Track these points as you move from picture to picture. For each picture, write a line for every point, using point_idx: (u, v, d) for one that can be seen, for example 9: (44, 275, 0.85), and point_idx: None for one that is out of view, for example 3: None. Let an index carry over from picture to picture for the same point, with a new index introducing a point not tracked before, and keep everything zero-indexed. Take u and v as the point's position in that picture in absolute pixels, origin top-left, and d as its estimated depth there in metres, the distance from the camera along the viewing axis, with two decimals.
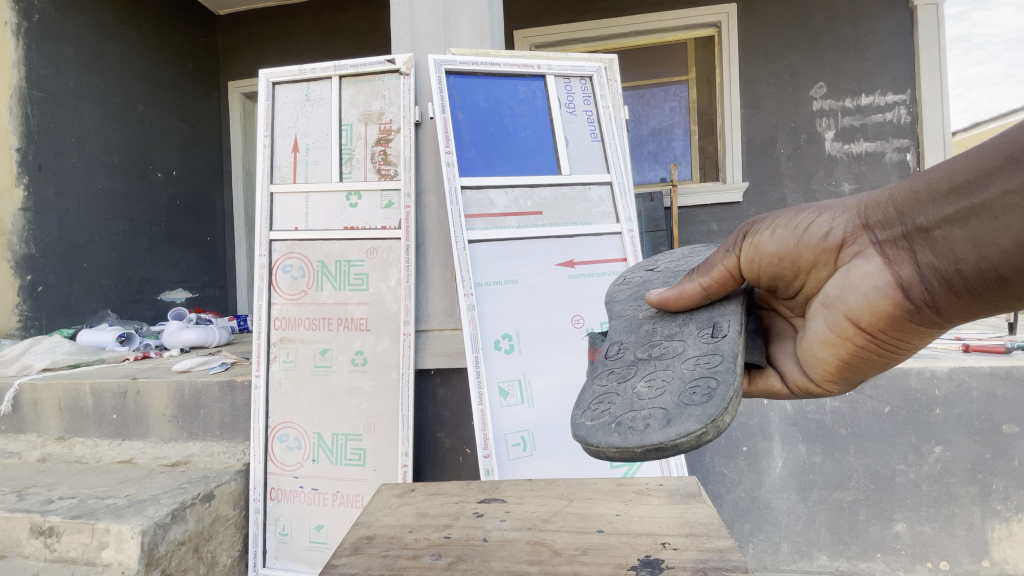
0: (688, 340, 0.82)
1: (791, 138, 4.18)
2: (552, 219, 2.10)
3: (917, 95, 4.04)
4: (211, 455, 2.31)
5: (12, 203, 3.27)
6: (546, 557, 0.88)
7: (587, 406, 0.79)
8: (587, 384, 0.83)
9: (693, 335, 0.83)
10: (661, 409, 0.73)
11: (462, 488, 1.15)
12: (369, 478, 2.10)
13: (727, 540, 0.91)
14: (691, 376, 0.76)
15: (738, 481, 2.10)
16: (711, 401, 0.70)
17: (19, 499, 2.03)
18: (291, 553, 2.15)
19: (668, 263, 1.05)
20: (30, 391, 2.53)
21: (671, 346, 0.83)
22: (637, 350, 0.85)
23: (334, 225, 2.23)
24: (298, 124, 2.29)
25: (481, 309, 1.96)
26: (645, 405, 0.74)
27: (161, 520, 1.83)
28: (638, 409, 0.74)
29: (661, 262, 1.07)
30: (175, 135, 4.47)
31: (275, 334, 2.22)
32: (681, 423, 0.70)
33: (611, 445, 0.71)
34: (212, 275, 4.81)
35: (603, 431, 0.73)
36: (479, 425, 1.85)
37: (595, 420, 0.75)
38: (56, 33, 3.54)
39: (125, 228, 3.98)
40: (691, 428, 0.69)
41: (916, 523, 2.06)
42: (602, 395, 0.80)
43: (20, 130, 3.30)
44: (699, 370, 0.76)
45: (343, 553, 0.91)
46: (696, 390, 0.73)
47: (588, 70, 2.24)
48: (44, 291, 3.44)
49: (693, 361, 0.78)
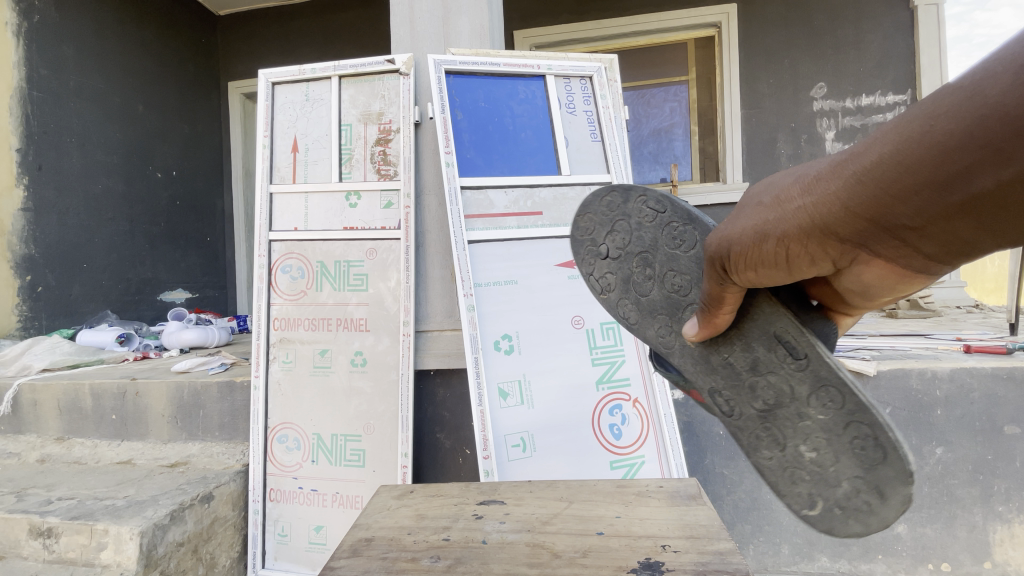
0: (778, 372, 0.75)
1: (792, 138, 4.18)
2: (552, 220, 2.10)
3: (918, 96, 4.03)
4: (210, 456, 2.31)
5: (12, 203, 3.27)
6: (546, 560, 0.88)
7: (784, 492, 0.79)
8: (755, 463, 0.81)
9: (783, 365, 0.74)
10: (852, 474, 0.72)
11: (462, 490, 1.15)
12: (369, 479, 2.10)
13: (727, 542, 0.90)
14: (836, 423, 0.72)
15: (739, 482, 2.10)
16: (891, 455, 0.68)
17: (19, 500, 2.03)
18: (290, 554, 2.14)
19: (614, 241, 0.90)
20: (30, 392, 2.52)
21: (776, 387, 0.76)
22: (745, 399, 0.80)
23: (334, 225, 2.23)
24: (298, 124, 2.28)
25: (480, 310, 1.96)
26: (834, 474, 0.73)
27: (161, 521, 1.83)
28: (832, 481, 0.74)
29: (602, 237, 0.91)
30: (175, 135, 4.47)
31: (275, 334, 2.22)
32: (884, 484, 0.69)
33: (855, 532, 0.74)
34: (212, 275, 4.81)
35: (832, 519, 0.75)
36: (479, 426, 1.85)
37: (814, 511, 0.76)
38: (57, 33, 3.54)
39: (125, 228, 3.98)
40: (892, 485, 0.69)
41: (917, 525, 2.05)
42: (783, 470, 0.78)
43: (20, 130, 3.30)
44: (835, 413, 0.72)
45: (342, 555, 0.91)
46: (859, 441, 0.70)
47: (588, 70, 2.24)
48: (44, 291, 3.43)
49: (819, 403, 0.73)
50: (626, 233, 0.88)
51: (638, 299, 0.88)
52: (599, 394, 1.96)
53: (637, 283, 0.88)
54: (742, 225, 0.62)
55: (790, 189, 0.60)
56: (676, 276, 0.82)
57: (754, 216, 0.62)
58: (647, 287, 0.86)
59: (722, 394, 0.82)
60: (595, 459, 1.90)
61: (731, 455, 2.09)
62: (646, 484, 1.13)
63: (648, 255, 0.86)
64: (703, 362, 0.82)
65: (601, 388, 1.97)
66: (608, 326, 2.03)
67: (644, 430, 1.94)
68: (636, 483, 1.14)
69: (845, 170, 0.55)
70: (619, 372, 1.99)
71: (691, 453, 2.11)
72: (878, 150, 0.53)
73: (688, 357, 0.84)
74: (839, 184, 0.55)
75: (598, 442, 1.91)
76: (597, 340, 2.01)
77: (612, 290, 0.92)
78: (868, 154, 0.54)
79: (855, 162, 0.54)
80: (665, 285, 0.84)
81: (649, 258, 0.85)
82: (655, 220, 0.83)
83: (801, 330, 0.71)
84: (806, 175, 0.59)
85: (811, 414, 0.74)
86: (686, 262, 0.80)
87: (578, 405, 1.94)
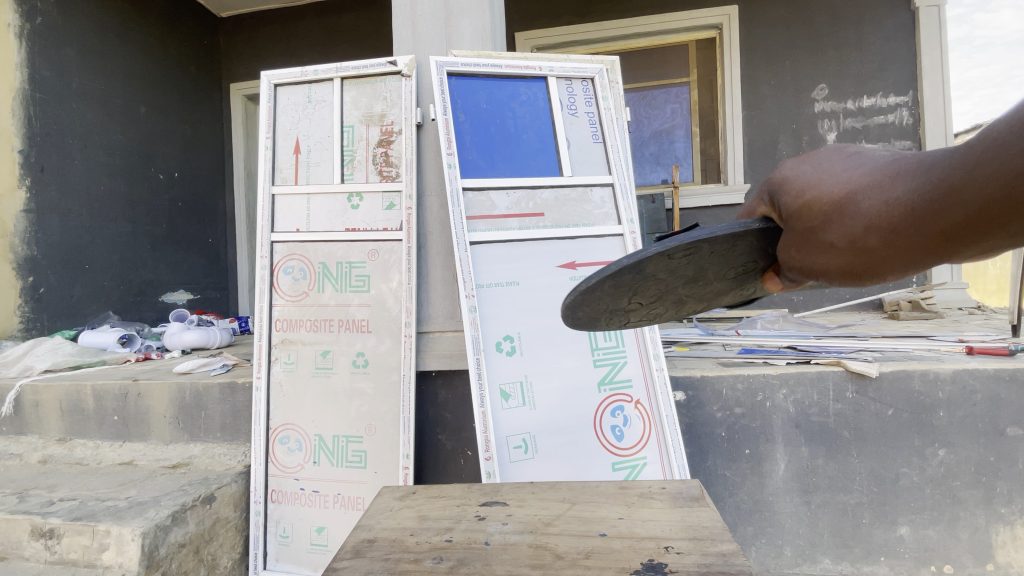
0: None
1: (793, 140, 4.18)
2: (554, 221, 2.10)
3: (919, 97, 4.03)
4: (212, 457, 2.31)
5: (14, 205, 3.27)
6: (548, 561, 0.87)
7: None
8: None
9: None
10: None
11: (463, 491, 1.15)
12: (370, 481, 2.10)
13: (730, 544, 0.90)
14: None
15: (741, 484, 2.09)
16: None
17: (20, 501, 2.03)
18: (291, 556, 2.14)
19: (643, 297, 0.84)
20: (32, 393, 2.53)
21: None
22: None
23: (335, 226, 2.23)
24: (299, 126, 2.29)
25: (482, 311, 1.96)
26: None
27: (162, 522, 1.83)
28: None
29: (628, 303, 0.84)
30: (177, 137, 4.48)
31: (276, 336, 2.22)
32: None
33: None
34: (214, 276, 4.82)
35: None
36: (480, 428, 1.84)
37: None
38: (60, 35, 3.55)
39: (127, 230, 3.98)
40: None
41: (919, 527, 2.05)
42: None
43: (23, 132, 3.31)
44: None
45: (343, 556, 0.91)
46: None
47: (589, 71, 2.24)
48: (46, 292, 3.44)
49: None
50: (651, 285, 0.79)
51: (702, 298, 0.86)
52: (601, 395, 1.96)
53: (695, 293, 0.85)
54: (820, 265, 0.69)
55: (862, 232, 0.65)
56: (740, 267, 0.78)
57: (829, 256, 0.68)
58: (708, 288, 0.83)
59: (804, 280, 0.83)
60: (597, 461, 1.90)
61: (733, 456, 2.09)
62: (648, 486, 1.13)
63: (692, 278, 0.80)
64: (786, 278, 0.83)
65: (602, 389, 1.97)
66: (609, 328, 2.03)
67: (645, 432, 1.94)
68: (638, 485, 1.13)
69: (923, 228, 0.61)
70: (621, 373, 1.99)
71: (692, 454, 2.10)
72: (954, 211, 0.59)
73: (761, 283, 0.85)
74: (916, 239, 0.62)
75: (599, 443, 1.91)
76: (599, 341, 2.01)
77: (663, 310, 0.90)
78: (943, 215, 0.59)
79: (931, 219, 0.60)
80: (729, 276, 0.80)
81: (699, 278, 0.80)
82: (683, 262, 0.74)
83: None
84: (876, 218, 0.64)
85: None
86: (745, 253, 0.76)
87: (580, 406, 1.94)
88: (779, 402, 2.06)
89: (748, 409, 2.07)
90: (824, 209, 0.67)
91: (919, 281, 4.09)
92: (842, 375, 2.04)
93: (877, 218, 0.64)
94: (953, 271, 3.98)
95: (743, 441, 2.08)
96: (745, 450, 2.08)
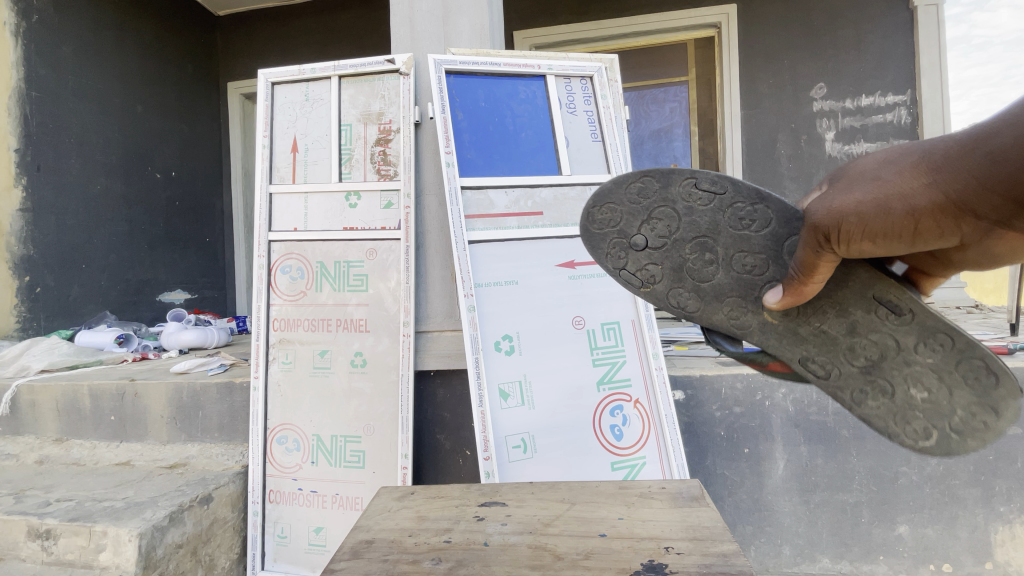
0: (880, 328, 0.91)
1: (792, 139, 4.18)
2: (553, 220, 2.09)
3: (918, 96, 4.02)
4: (209, 457, 2.30)
5: (10, 204, 3.26)
6: (548, 562, 0.87)
7: (903, 429, 0.95)
8: (865, 411, 0.97)
9: (885, 322, 0.91)
10: (966, 399, 0.89)
11: (463, 492, 1.14)
12: (368, 481, 2.09)
13: (731, 544, 0.89)
14: (945, 363, 0.89)
15: (741, 483, 2.09)
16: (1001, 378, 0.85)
17: (16, 501, 2.02)
18: (290, 556, 2.13)
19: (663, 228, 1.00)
20: (28, 393, 2.51)
21: (878, 343, 0.92)
22: (844, 360, 0.95)
23: (334, 225, 2.22)
24: (297, 124, 2.28)
25: (481, 310, 1.95)
26: (946, 401, 0.90)
27: (159, 523, 1.82)
28: (940, 405, 0.91)
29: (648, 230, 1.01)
30: (174, 135, 4.46)
31: (274, 335, 2.21)
32: (1002, 405, 0.86)
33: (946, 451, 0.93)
34: (211, 276, 4.81)
35: (942, 440, 0.92)
36: (479, 427, 1.83)
37: (927, 435, 0.93)
38: (56, 33, 3.53)
39: (124, 229, 3.97)
40: (1004, 404, 0.86)
41: (918, 525, 2.05)
42: (899, 413, 0.94)
43: (19, 131, 3.29)
44: (944, 355, 0.89)
45: (342, 557, 0.90)
46: (970, 373, 0.88)
47: (588, 70, 2.23)
48: (43, 291, 3.42)
49: (928, 348, 0.90)
50: (673, 220, 0.99)
51: (698, 282, 1.01)
52: (600, 394, 1.95)
53: (694, 267, 1.00)
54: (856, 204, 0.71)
55: (910, 171, 0.70)
56: (746, 256, 0.96)
57: (869, 193, 0.71)
58: (709, 272, 0.99)
59: (817, 359, 0.97)
60: (596, 460, 1.89)
61: (732, 455, 2.08)
62: (648, 485, 1.12)
63: (702, 235, 0.98)
64: (793, 333, 0.97)
65: (602, 388, 1.96)
66: (608, 327, 2.03)
67: (645, 431, 1.93)
68: (638, 484, 1.13)
69: (966, 158, 0.67)
70: (620, 373, 1.99)
71: (691, 453, 2.10)
72: (1004, 134, 0.64)
73: (771, 334, 0.98)
74: (960, 170, 0.66)
75: (598, 442, 1.91)
76: (598, 340, 2.01)
77: (660, 277, 1.03)
78: (989, 141, 0.65)
79: (977, 149, 0.66)
80: (732, 266, 0.97)
81: (708, 242, 0.98)
82: (708, 204, 0.97)
83: (897, 287, 0.88)
84: (925, 160, 0.70)
85: (915, 364, 0.91)
86: (758, 243, 0.94)
87: (579, 405, 1.93)
88: (778, 401, 2.06)
89: (748, 408, 2.07)
90: (871, 162, 0.75)
91: None
92: None
93: (926, 159, 0.70)
94: None
95: (742, 440, 2.08)
96: (744, 449, 2.08)
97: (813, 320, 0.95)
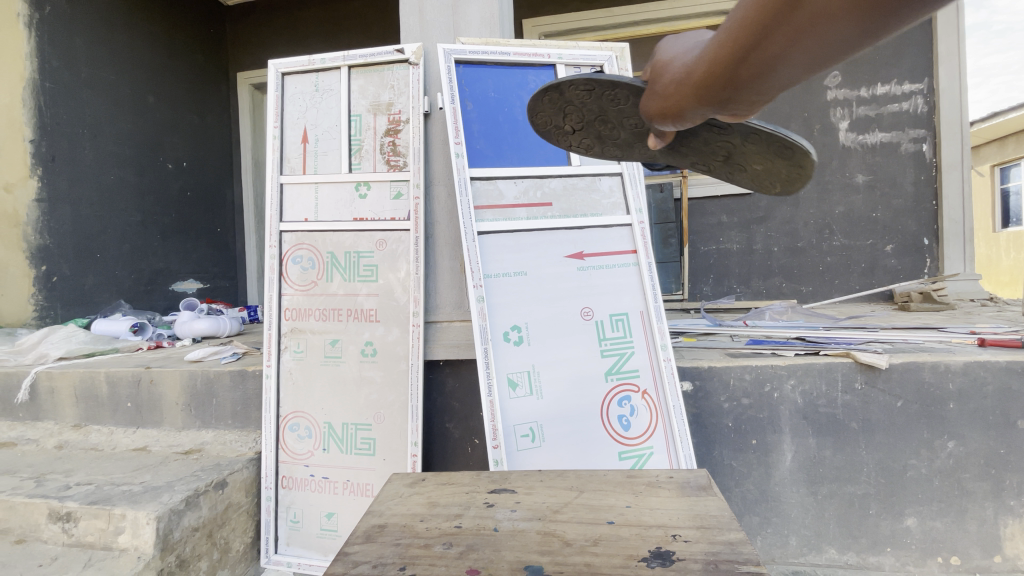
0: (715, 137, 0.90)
1: (804, 128, 4.11)
2: (562, 211, 2.09)
3: (935, 84, 3.92)
4: (223, 444, 2.34)
5: (26, 194, 3.32)
6: (556, 548, 0.89)
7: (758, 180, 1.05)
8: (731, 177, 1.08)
9: (718, 134, 0.90)
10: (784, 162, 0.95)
11: (473, 479, 1.16)
12: (379, 468, 2.12)
13: (738, 533, 0.90)
14: (768, 145, 0.90)
15: (748, 474, 2.09)
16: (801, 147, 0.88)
17: (37, 485, 2.08)
18: (302, 540, 2.18)
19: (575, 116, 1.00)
20: (46, 379, 2.57)
21: (722, 146, 0.94)
22: (711, 159, 0.99)
23: (344, 216, 2.23)
24: (307, 115, 2.28)
25: (490, 301, 1.96)
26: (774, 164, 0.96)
27: (176, 507, 1.87)
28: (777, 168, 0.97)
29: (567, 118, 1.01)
30: (185, 126, 4.48)
31: (286, 325, 2.24)
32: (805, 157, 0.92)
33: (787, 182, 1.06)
34: (223, 266, 4.86)
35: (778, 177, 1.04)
36: (488, 417, 1.85)
37: (770, 178, 1.04)
38: (68, 24, 3.56)
39: (138, 219, 4.02)
40: (808, 160, 0.91)
41: (926, 518, 2.04)
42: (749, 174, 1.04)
43: (34, 122, 3.34)
44: (767, 143, 0.89)
45: (355, 541, 0.93)
46: (783, 149, 0.90)
47: (599, 59, 2.21)
48: (59, 281, 3.49)
49: (755, 139, 0.90)
50: (580, 111, 0.98)
51: (613, 139, 1.04)
52: (608, 384, 1.96)
53: (608, 133, 1.02)
54: (670, 76, 0.74)
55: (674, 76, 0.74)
56: (635, 120, 0.94)
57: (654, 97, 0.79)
58: (618, 133, 1.01)
59: (692, 163, 1.02)
60: (604, 450, 1.91)
61: (739, 446, 2.09)
62: (656, 475, 1.13)
63: (602, 116, 0.97)
64: (670, 153, 1.00)
65: (610, 379, 1.97)
66: (617, 318, 2.03)
67: (653, 422, 1.94)
68: (646, 474, 1.14)
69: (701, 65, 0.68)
70: (628, 363, 1.99)
71: (699, 444, 2.11)
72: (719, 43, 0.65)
73: (658, 155, 1.02)
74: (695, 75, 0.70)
75: (606, 432, 1.92)
76: (606, 331, 2.01)
77: (590, 142, 1.09)
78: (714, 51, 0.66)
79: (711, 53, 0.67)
80: (628, 127, 0.97)
81: (606, 117, 0.97)
82: (592, 97, 0.91)
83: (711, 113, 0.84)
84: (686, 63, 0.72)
85: (752, 149, 0.93)
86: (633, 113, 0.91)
87: (587, 395, 1.94)
88: (787, 392, 2.06)
89: (756, 399, 2.07)
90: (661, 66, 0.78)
91: (931, 273, 4.04)
92: (850, 366, 2.03)
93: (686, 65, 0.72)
94: (965, 263, 3.94)
95: (750, 431, 2.08)
96: (751, 440, 2.08)
97: (676, 142, 0.95)
